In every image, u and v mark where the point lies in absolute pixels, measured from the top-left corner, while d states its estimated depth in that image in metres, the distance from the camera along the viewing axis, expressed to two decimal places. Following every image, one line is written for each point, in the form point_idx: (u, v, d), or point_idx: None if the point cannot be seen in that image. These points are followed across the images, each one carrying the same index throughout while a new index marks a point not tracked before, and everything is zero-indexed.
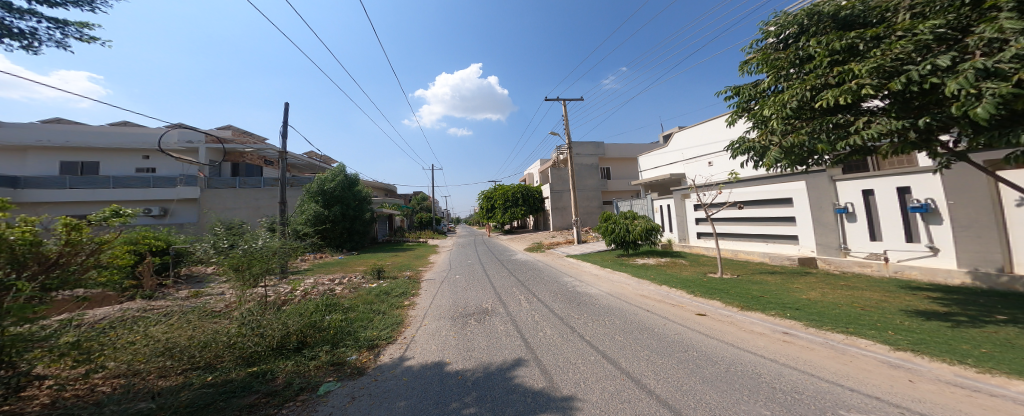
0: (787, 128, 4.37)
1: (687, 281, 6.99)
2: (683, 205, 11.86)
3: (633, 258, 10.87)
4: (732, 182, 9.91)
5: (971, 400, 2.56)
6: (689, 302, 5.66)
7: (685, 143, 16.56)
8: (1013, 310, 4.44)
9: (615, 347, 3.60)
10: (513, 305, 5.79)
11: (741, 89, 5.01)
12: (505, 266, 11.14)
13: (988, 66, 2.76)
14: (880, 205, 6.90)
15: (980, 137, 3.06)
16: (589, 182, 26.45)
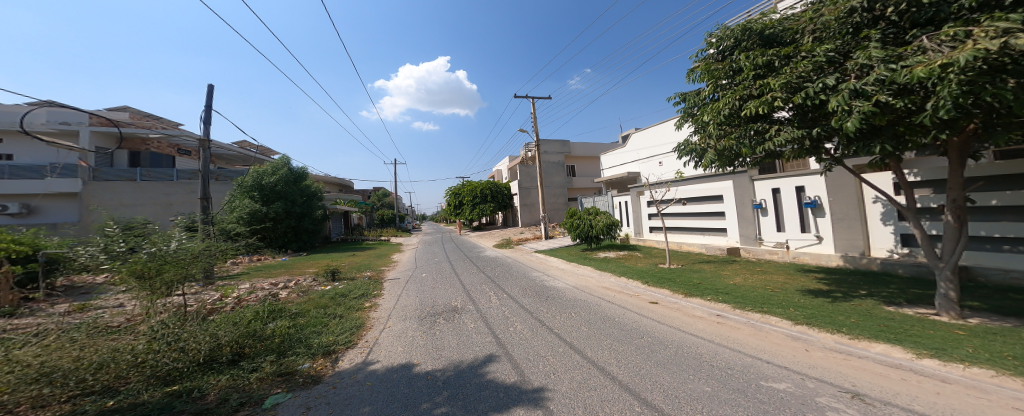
0: (720, 133, 4.94)
1: (643, 272, 7.57)
2: (638, 201, 12.73)
3: (595, 252, 11.46)
4: (678, 181, 10.92)
5: (848, 363, 3.15)
6: (644, 292, 6.13)
7: (642, 144, 17.74)
8: (872, 286, 5.55)
9: (581, 337, 3.77)
10: (482, 302, 5.76)
11: (686, 95, 5.53)
12: (472, 263, 11.01)
13: (858, 87, 3.36)
14: (784, 202, 8.09)
15: (851, 147, 3.77)
16: (556, 179, 27.34)
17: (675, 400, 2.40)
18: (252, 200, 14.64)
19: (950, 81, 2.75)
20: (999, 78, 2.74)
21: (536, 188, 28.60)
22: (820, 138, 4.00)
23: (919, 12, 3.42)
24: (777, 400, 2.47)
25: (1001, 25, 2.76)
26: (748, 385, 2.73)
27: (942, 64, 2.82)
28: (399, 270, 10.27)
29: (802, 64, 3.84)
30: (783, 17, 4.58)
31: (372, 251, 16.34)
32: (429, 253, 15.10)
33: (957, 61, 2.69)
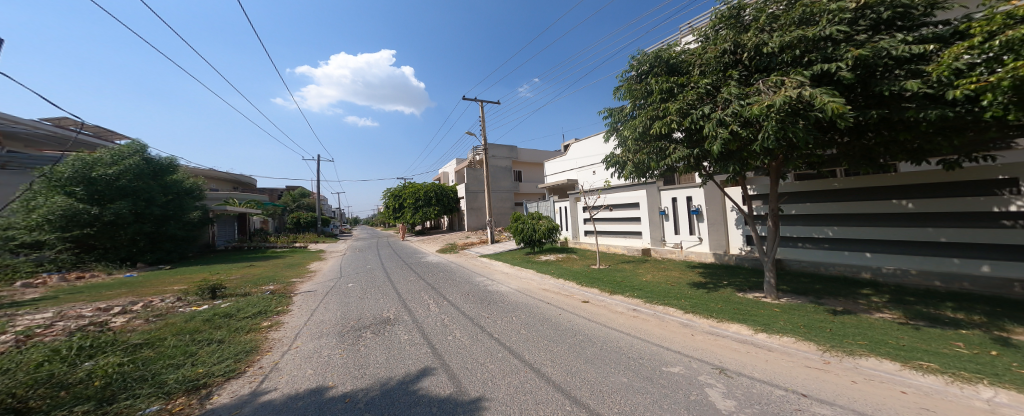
0: (636, 147, 5.60)
1: (578, 273, 8.05)
2: (574, 207, 13.57)
3: (536, 255, 11.87)
4: (607, 188, 11.91)
5: (720, 343, 3.85)
6: (578, 292, 6.53)
7: (580, 153, 18.94)
8: (725, 278, 6.87)
9: (520, 341, 3.82)
10: (417, 311, 5.45)
11: (612, 111, 6.12)
12: (411, 269, 10.39)
13: (721, 118, 4.13)
14: (678, 209, 9.49)
15: (720, 165, 4.63)
16: (504, 184, 27.71)
17: (600, 396, 2.57)
18: (73, 197, 11.23)
19: (773, 119, 3.63)
20: (796, 119, 3.70)
21: (483, 192, 28.40)
22: (699, 156, 4.83)
23: (761, 60, 4.42)
24: (674, 383, 2.86)
25: (799, 79, 3.73)
26: (654, 372, 3.09)
27: (768, 105, 3.70)
28: (316, 281, 9.10)
29: (690, 93, 4.58)
30: (681, 51, 5.34)
31: (281, 261, 14.22)
32: (359, 260, 13.81)
33: (775, 104, 3.57)
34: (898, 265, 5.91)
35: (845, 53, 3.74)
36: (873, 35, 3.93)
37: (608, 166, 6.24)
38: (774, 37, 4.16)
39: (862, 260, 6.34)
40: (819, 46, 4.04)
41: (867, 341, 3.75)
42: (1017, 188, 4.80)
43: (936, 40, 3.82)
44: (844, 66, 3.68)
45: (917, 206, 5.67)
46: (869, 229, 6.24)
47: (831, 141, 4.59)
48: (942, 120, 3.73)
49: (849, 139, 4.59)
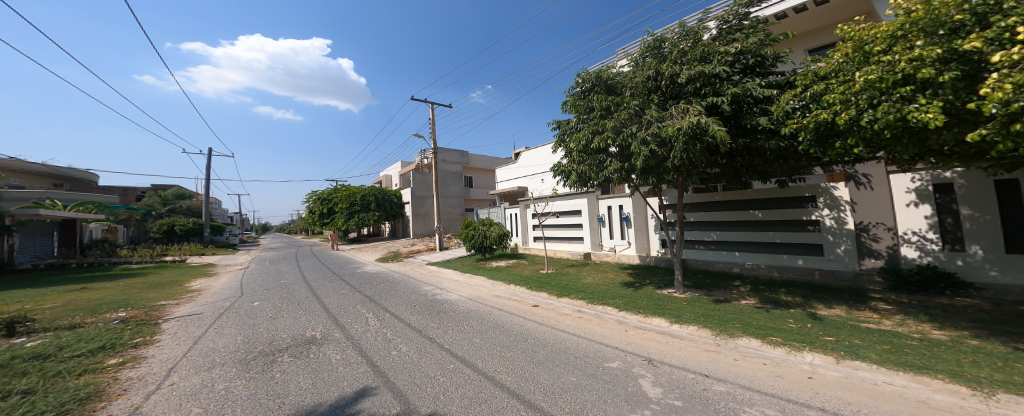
0: (579, 159, 6.04)
1: (528, 278, 8.26)
2: (525, 213, 13.89)
3: (488, 261, 11.82)
4: (554, 197, 12.48)
5: (646, 336, 4.37)
6: (528, 296, 6.68)
7: (531, 162, 19.46)
8: (645, 277, 7.77)
9: (472, 350, 3.75)
10: (351, 327, 4.94)
11: (560, 123, 6.47)
12: (345, 281, 9.36)
13: (646, 137, 4.73)
14: (613, 217, 10.42)
15: (647, 178, 5.27)
16: (453, 190, 27.03)
17: (552, 398, 2.66)
18: None
19: (679, 141, 4.34)
20: (694, 142, 4.46)
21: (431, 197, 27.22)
22: (629, 169, 5.43)
23: (673, 88, 5.12)
24: (614, 377, 3.13)
25: (697, 109, 4.46)
26: (598, 369, 3.32)
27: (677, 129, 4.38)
28: (199, 303, 7.46)
29: (623, 113, 5.10)
30: (617, 73, 5.87)
31: (137, 281, 11.13)
32: (263, 274, 11.73)
33: (682, 127, 4.26)
34: (762, 262, 7.39)
35: (727, 90, 4.61)
36: (744, 77, 4.86)
37: (557, 174, 6.56)
38: (682, 69, 4.85)
39: (733, 257, 7.85)
40: (714, 82, 4.83)
41: (734, 325, 4.70)
42: (816, 202, 6.69)
43: (779, 85, 4.89)
44: (726, 100, 4.52)
45: (764, 215, 7.29)
46: (742, 233, 7.66)
47: (716, 163, 5.57)
48: (778, 149, 4.91)
49: (725, 161, 5.53)
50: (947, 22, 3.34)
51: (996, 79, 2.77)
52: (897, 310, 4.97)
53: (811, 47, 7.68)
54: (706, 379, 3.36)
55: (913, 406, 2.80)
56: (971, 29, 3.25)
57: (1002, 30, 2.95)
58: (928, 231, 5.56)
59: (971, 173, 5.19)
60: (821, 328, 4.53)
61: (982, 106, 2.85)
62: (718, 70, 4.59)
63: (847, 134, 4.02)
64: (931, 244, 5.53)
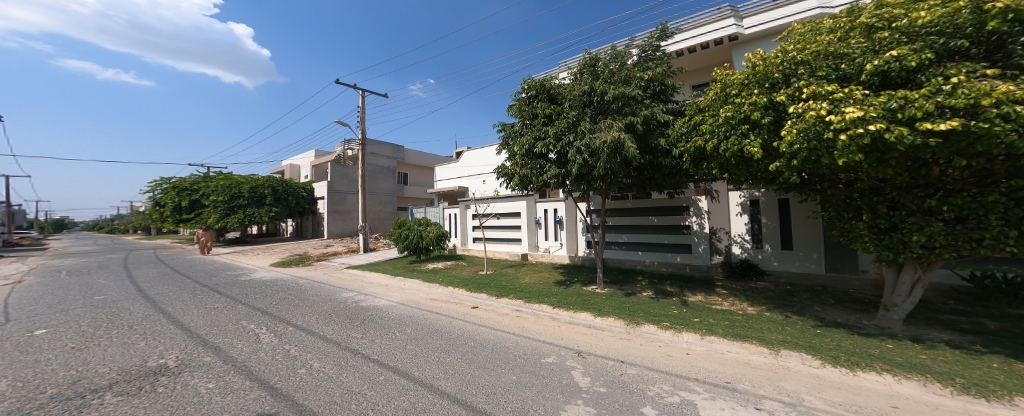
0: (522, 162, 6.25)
1: (466, 280, 8.06)
2: (464, 214, 13.48)
3: (423, 264, 11.08)
4: (495, 198, 12.39)
5: (574, 330, 4.82)
6: (467, 298, 6.51)
7: (473, 161, 19.08)
8: (571, 276, 8.41)
9: (406, 357, 3.48)
10: (230, 348, 4.00)
11: (505, 125, 6.55)
12: (220, 293, 7.43)
13: (580, 148, 5.19)
14: (550, 219, 10.90)
15: (580, 184, 5.79)
16: (382, 186, 24.62)
17: (494, 398, 2.64)
18: None
19: (604, 153, 4.90)
20: (616, 154, 5.08)
21: (353, 193, 24.23)
22: (565, 174, 5.87)
23: (600, 104, 5.66)
24: (551, 372, 3.30)
25: (619, 125, 5.07)
26: (537, 365, 3.47)
27: (602, 142, 4.93)
28: None
29: (562, 122, 5.55)
30: (558, 84, 6.21)
31: None
32: (47, 294, 7.98)
33: (607, 141, 4.83)
34: (659, 259, 8.67)
35: (640, 112, 5.36)
36: (651, 101, 5.67)
37: (499, 176, 6.52)
38: (610, 88, 5.43)
39: (637, 256, 9.06)
40: (631, 103, 5.52)
41: (636, 313, 5.46)
42: (688, 211, 8.17)
43: (675, 112, 5.87)
44: (640, 119, 5.24)
45: (658, 220, 8.64)
46: (645, 235, 8.91)
47: (631, 175, 6.42)
48: (674, 166, 5.90)
49: (636, 173, 6.40)
50: (772, 78, 4.47)
51: (789, 126, 3.89)
52: (733, 294, 6.51)
53: (699, 81, 9.46)
54: (622, 364, 3.80)
55: (741, 366, 3.83)
56: (781, 86, 4.40)
57: (795, 90, 4.10)
58: (745, 234, 7.63)
59: (768, 194, 7.25)
60: (691, 312, 5.56)
61: (783, 145, 3.98)
62: (635, 93, 5.27)
63: (711, 158, 5.10)
64: (744, 244, 7.65)
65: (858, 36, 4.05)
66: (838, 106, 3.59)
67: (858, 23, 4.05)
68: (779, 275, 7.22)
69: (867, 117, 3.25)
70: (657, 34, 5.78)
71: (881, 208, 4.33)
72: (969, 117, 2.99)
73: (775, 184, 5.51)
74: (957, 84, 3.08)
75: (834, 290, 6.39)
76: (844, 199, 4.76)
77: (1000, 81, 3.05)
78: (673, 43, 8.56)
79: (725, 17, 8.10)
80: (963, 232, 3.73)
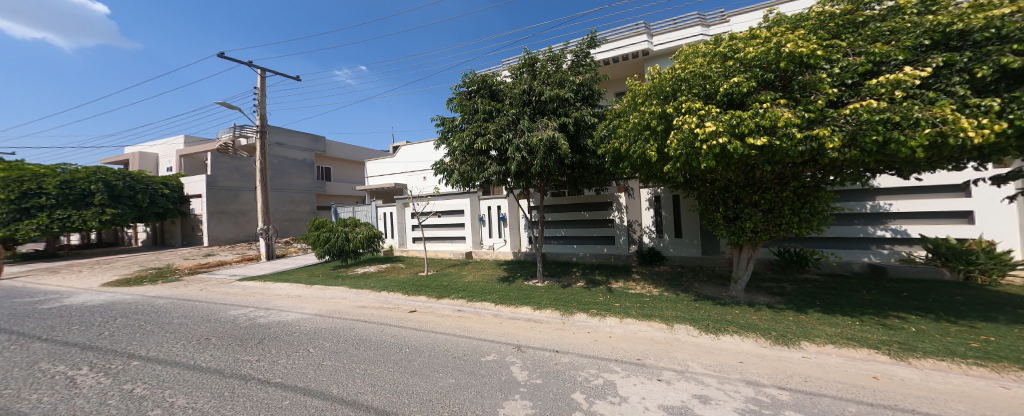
0: (462, 159, 6.13)
1: (403, 283, 7.49)
2: (401, 213, 12.52)
3: (353, 269, 9.91)
4: (437, 195, 11.76)
5: (515, 324, 4.92)
6: (404, 302, 6.06)
7: (409, 156, 17.83)
8: (512, 272, 8.54)
9: (323, 374, 3.07)
10: (21, 398, 2.86)
11: (445, 119, 6.39)
12: (8, 330, 5.29)
13: (519, 146, 5.32)
14: (495, 216, 10.88)
15: (521, 181, 5.95)
16: (296, 182, 21.35)
17: (430, 405, 2.48)
18: None
19: (542, 150, 5.12)
20: (550, 154, 5.35)
21: (248, 190, 20.42)
22: (507, 171, 5.98)
23: (541, 104, 5.86)
24: (491, 371, 3.29)
25: (555, 125, 5.30)
26: (476, 365, 3.42)
27: (540, 141, 5.14)
28: None
29: (502, 119, 5.61)
30: (501, 81, 6.24)
31: None
32: None
33: (543, 139, 5.11)
34: (590, 251, 9.44)
35: (572, 114, 5.72)
36: (580, 105, 6.03)
37: (437, 173, 6.35)
38: (546, 89, 5.70)
39: (573, 249, 9.68)
40: (565, 105, 5.87)
41: (570, 304, 5.82)
42: (614, 207, 9.05)
43: (600, 116, 6.33)
44: (571, 121, 5.60)
45: (589, 215, 9.36)
46: (579, 229, 9.54)
47: (567, 175, 6.80)
48: (597, 166, 6.40)
49: (569, 171, 6.79)
50: (665, 92, 5.15)
51: (675, 134, 4.60)
52: (643, 279, 7.47)
53: (621, 90, 10.62)
54: (557, 353, 4.01)
55: (648, 343, 4.41)
56: (666, 99, 5.14)
57: (677, 105, 4.81)
58: (652, 226, 8.80)
59: (665, 191, 8.52)
60: (613, 298, 6.20)
61: (671, 150, 4.71)
62: (568, 96, 5.61)
63: (625, 160, 5.76)
64: (651, 234, 8.81)
65: (717, 61, 4.82)
66: (702, 120, 4.39)
67: (716, 51, 4.80)
68: (674, 259, 8.54)
69: (717, 131, 4.08)
70: (587, 41, 6.13)
71: (728, 202, 5.58)
72: (771, 135, 3.95)
73: (667, 182, 6.47)
74: (766, 109, 4.02)
75: (713, 270, 7.85)
76: (709, 196, 5.88)
77: (787, 108, 4.07)
78: (601, 53, 9.47)
79: (639, 34, 9.20)
80: (770, 219, 5.22)
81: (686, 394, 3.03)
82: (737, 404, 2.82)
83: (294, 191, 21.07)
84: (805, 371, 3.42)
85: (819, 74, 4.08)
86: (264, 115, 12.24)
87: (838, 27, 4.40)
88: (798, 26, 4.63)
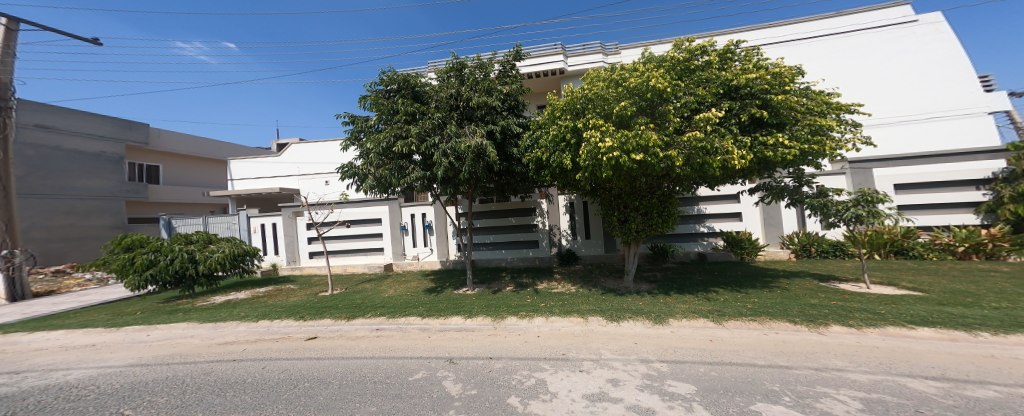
0: (378, 163, 5.70)
1: (296, 307, 6.41)
2: (296, 225, 10.75)
3: (205, 299, 7.87)
4: (344, 202, 10.51)
5: (443, 336, 4.73)
6: (298, 330, 5.19)
7: (302, 157, 15.62)
8: (439, 282, 8.21)
9: None
10: None
11: (357, 118, 5.99)
12: None
13: (444, 151, 5.23)
14: (418, 224, 10.38)
15: (446, 187, 5.86)
16: (82, 184, 14.45)
17: None
18: None
19: (469, 156, 5.14)
20: (476, 160, 5.39)
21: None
22: (431, 177, 5.84)
23: (467, 111, 5.89)
24: (418, 390, 3.08)
25: (481, 132, 5.37)
26: (403, 386, 3.16)
27: (466, 147, 5.15)
28: None
29: (426, 122, 5.44)
30: (425, 83, 6.11)
31: None
32: None
33: (471, 146, 5.12)
34: (516, 255, 9.73)
35: (499, 122, 5.89)
36: (507, 114, 6.25)
37: (347, 177, 5.78)
38: (474, 95, 5.71)
39: (501, 254, 9.82)
40: (493, 113, 5.99)
41: (500, 308, 5.90)
42: (536, 212, 9.58)
43: (525, 126, 6.62)
44: (498, 129, 5.78)
45: (515, 220, 9.65)
46: (506, 235, 9.75)
47: (492, 182, 6.94)
48: (519, 173, 6.69)
49: (496, 179, 6.96)
50: (575, 109, 5.74)
51: (585, 147, 5.15)
52: (564, 278, 8.05)
53: (542, 103, 11.41)
54: (489, 361, 3.99)
55: (570, 337, 4.76)
56: (574, 115, 5.76)
57: (587, 121, 5.39)
58: (568, 230, 9.58)
59: (577, 198, 9.45)
60: (539, 298, 6.51)
61: (581, 161, 5.28)
62: (495, 104, 5.73)
63: (545, 168, 6.20)
64: (568, 237, 9.57)
65: (612, 84, 5.46)
66: (604, 136, 5.05)
67: (610, 78, 5.45)
68: (586, 259, 9.48)
69: (612, 147, 4.80)
70: (514, 54, 6.40)
71: (621, 207, 6.59)
72: (649, 152, 4.84)
73: (579, 191, 7.23)
74: (644, 130, 4.88)
75: (616, 264, 8.99)
76: (609, 202, 6.82)
77: (659, 131, 5.04)
78: (525, 66, 10.03)
79: (556, 53, 10.03)
80: (647, 220, 6.42)
81: (602, 380, 3.37)
82: (639, 382, 3.27)
83: (74, 198, 14.14)
84: (689, 347, 4.18)
85: (672, 105, 5.13)
86: (12, 87, 9.13)
87: (687, 70, 5.63)
88: (654, 64, 5.72)
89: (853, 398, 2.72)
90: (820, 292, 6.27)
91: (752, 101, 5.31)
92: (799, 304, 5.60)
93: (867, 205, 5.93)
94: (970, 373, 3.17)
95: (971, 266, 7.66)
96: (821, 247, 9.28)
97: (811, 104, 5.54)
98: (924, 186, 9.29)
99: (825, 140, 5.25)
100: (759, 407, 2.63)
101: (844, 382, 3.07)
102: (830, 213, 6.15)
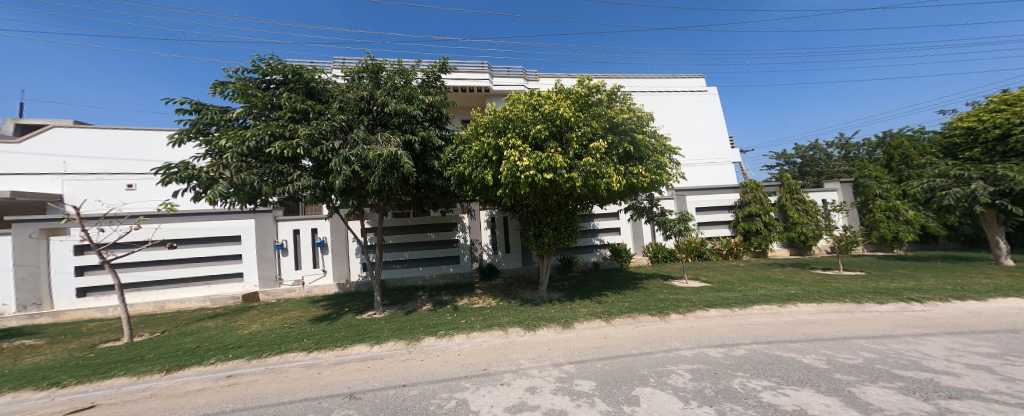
0: (241, 165, 4.68)
1: (50, 368, 4.38)
2: (50, 250, 7.80)
3: None
4: (164, 216, 8.09)
5: (340, 369, 4.12)
6: (66, 399, 3.57)
7: (79, 149, 11.30)
8: (336, 307, 7.20)
9: None
10: None
11: (205, 109, 4.93)
12: None
13: (347, 157, 4.67)
14: (301, 242, 8.99)
15: (344, 198, 5.23)
16: None
17: None
18: None
19: (378, 165, 4.71)
20: (388, 172, 5.00)
21: None
22: (323, 186, 5.16)
23: (379, 118, 5.50)
24: None
25: (395, 141, 5.01)
26: None
27: (377, 155, 4.72)
28: None
29: (323, 124, 4.81)
30: (325, 80, 5.46)
31: None
32: None
33: (383, 154, 4.68)
34: (436, 272, 9.29)
35: (418, 132, 5.63)
36: (428, 124, 6.02)
37: (180, 180, 4.42)
38: (391, 102, 5.36)
39: (420, 271, 9.23)
40: (412, 122, 5.71)
41: (416, 330, 5.49)
42: (456, 227, 9.46)
43: (448, 139, 6.48)
44: (417, 139, 5.49)
45: (435, 235, 9.26)
46: (422, 251, 9.24)
47: (409, 195, 6.54)
48: (436, 185, 6.47)
49: (414, 191, 6.61)
50: (497, 127, 5.93)
51: (506, 165, 5.31)
52: (485, 292, 8.01)
53: (467, 117, 11.50)
54: (403, 389, 3.64)
55: (487, 351, 4.75)
56: (490, 133, 5.92)
57: (510, 139, 5.59)
58: (489, 244, 9.67)
59: (498, 213, 9.70)
60: (460, 315, 6.32)
61: (500, 177, 5.41)
62: (415, 113, 5.43)
63: (467, 183, 6.18)
64: (489, 251, 9.67)
65: (531, 108, 5.83)
66: (521, 155, 5.33)
67: (529, 102, 5.85)
68: (506, 272, 9.69)
69: (526, 166, 5.12)
70: (440, 65, 6.25)
71: (536, 223, 7.05)
72: (556, 172, 5.30)
73: (499, 207, 7.42)
74: (555, 153, 5.33)
75: (533, 276, 9.42)
76: (524, 217, 7.19)
77: (565, 154, 5.60)
78: (452, 78, 9.94)
79: (482, 72, 10.34)
80: (556, 235, 6.96)
81: (521, 390, 3.44)
82: (554, 386, 3.44)
83: None
84: (583, 347, 4.64)
85: (575, 132, 5.70)
86: None
87: (591, 103, 6.42)
88: (563, 94, 6.34)
89: (686, 371, 3.42)
90: (666, 288, 7.87)
91: (629, 137, 6.42)
92: (653, 299, 6.85)
93: (686, 223, 8.11)
94: (730, 339, 4.40)
95: (728, 263, 11.03)
96: (663, 253, 11.67)
97: (659, 144, 6.96)
98: (717, 208, 12.44)
99: (664, 173, 6.73)
100: (641, 391, 3.04)
101: (676, 360, 3.83)
102: (670, 229, 7.92)
